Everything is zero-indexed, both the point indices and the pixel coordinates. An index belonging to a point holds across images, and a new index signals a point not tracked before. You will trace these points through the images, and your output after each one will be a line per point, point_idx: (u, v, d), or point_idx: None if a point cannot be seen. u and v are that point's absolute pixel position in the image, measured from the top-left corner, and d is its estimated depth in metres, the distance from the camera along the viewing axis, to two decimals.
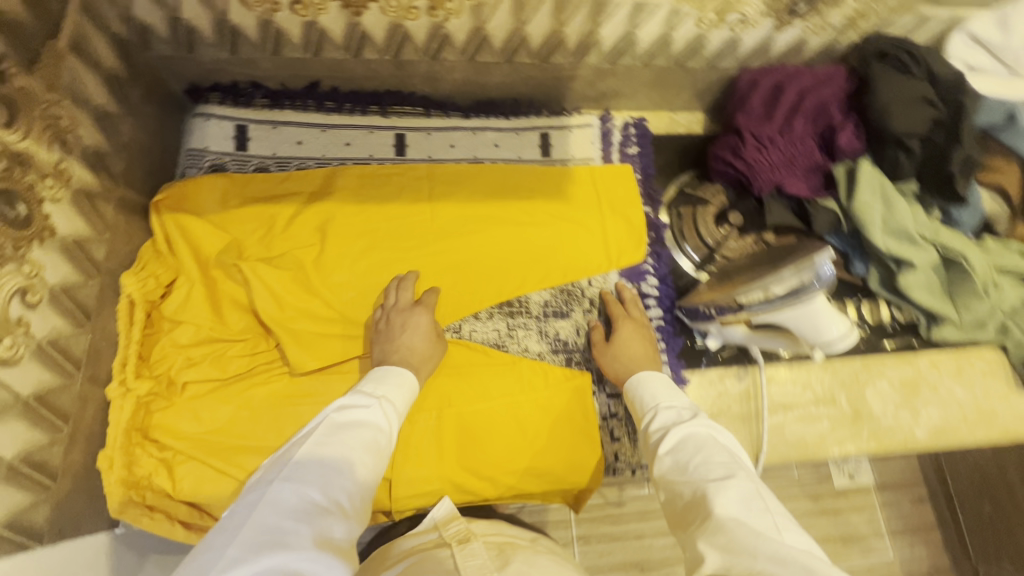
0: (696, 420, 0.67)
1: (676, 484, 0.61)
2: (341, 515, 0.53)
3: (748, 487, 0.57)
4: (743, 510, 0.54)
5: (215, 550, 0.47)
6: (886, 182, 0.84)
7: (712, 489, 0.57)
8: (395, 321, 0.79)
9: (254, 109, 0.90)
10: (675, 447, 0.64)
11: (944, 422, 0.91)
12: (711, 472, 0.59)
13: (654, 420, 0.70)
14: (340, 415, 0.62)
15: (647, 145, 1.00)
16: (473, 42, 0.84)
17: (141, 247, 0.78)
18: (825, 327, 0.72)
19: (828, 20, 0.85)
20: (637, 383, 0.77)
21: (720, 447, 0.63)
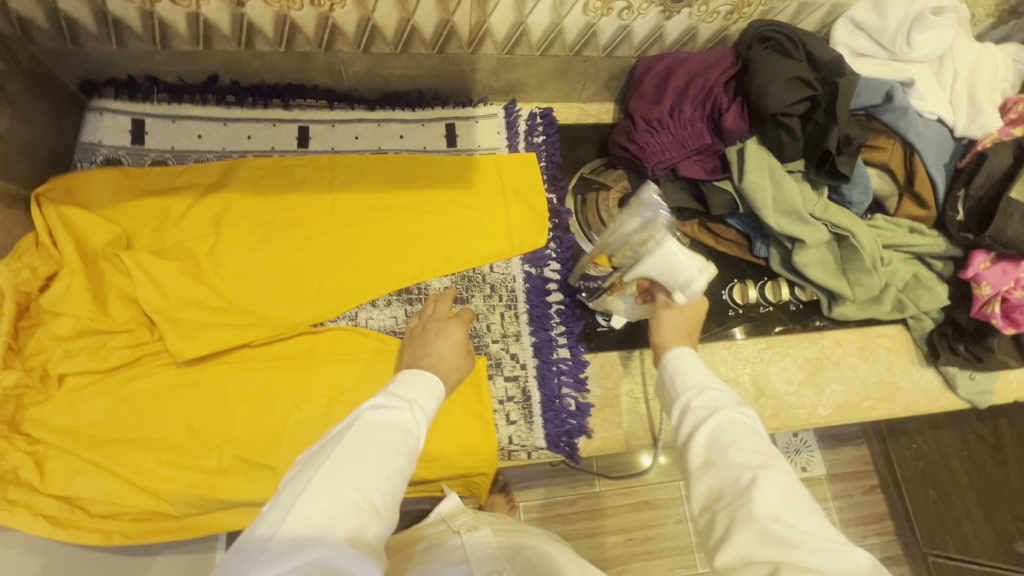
0: (737, 407, 0.56)
1: (714, 473, 0.51)
2: (376, 517, 0.49)
3: (790, 481, 0.49)
4: (787, 508, 0.47)
5: (257, 542, 0.44)
6: (773, 162, 0.86)
7: (757, 482, 0.48)
8: (430, 331, 0.80)
9: (151, 104, 0.90)
10: (716, 431, 0.54)
11: (847, 398, 0.92)
12: (754, 466, 0.50)
13: (693, 400, 0.57)
14: (374, 413, 0.57)
15: (554, 131, 1.02)
16: (365, 33, 0.85)
17: (22, 239, 0.77)
18: (670, 269, 0.68)
19: (711, 7, 0.87)
20: (673, 357, 0.63)
21: (758, 435, 0.53)
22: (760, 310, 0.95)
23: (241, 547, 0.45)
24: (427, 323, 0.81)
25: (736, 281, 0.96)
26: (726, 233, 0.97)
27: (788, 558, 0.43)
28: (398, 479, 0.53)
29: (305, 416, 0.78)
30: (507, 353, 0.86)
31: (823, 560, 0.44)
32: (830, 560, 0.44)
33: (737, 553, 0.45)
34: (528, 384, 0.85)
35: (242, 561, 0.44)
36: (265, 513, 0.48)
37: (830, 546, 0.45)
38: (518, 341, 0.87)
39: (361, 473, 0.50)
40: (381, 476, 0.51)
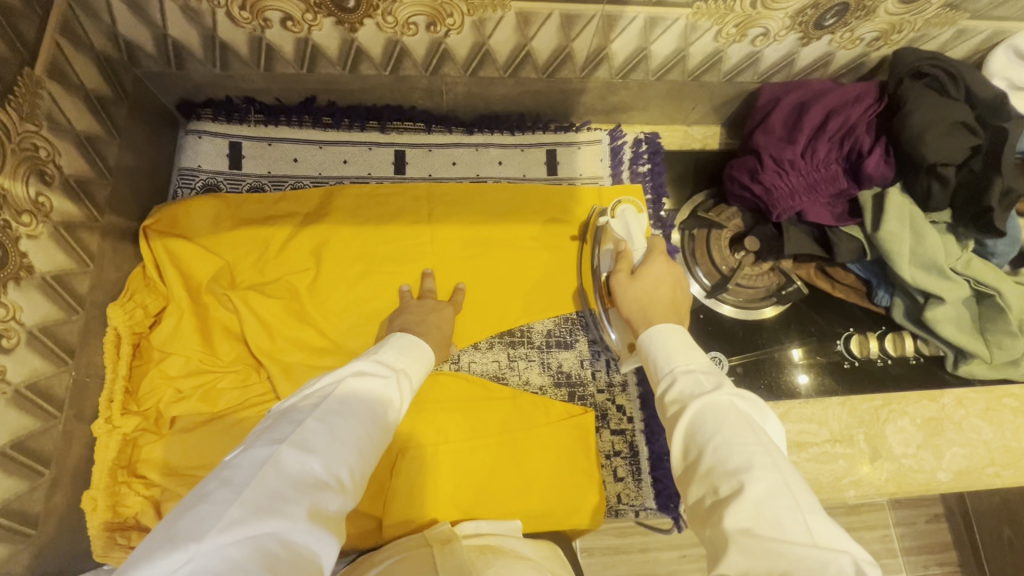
0: (716, 390, 0.51)
1: (693, 476, 0.48)
2: (342, 492, 0.44)
3: (772, 478, 0.43)
4: (767, 512, 0.41)
5: (209, 506, 0.38)
6: (915, 212, 0.79)
7: (732, 486, 0.44)
8: (422, 306, 0.78)
9: (247, 126, 0.87)
10: (695, 422, 0.49)
11: (970, 465, 0.86)
12: (727, 468, 0.45)
13: (670, 390, 0.55)
14: (358, 379, 0.52)
15: (659, 161, 0.96)
16: (476, 57, 0.79)
17: (130, 274, 0.75)
18: (624, 225, 0.81)
19: (858, 34, 0.79)
20: (649, 340, 0.62)
21: (743, 421, 0.48)
22: (877, 364, 0.91)
23: (190, 507, 0.38)
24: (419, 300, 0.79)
25: (853, 331, 0.92)
26: (843, 278, 0.91)
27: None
28: (369, 452, 0.49)
29: (413, 465, 0.76)
30: (614, 405, 0.86)
31: (812, 574, 0.37)
32: (814, 570, 0.37)
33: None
34: (635, 439, 0.85)
35: (191, 523, 0.37)
36: (218, 473, 0.41)
37: (812, 553, 0.38)
38: (624, 391, 0.86)
39: (335, 441, 0.46)
40: (354, 449, 0.47)
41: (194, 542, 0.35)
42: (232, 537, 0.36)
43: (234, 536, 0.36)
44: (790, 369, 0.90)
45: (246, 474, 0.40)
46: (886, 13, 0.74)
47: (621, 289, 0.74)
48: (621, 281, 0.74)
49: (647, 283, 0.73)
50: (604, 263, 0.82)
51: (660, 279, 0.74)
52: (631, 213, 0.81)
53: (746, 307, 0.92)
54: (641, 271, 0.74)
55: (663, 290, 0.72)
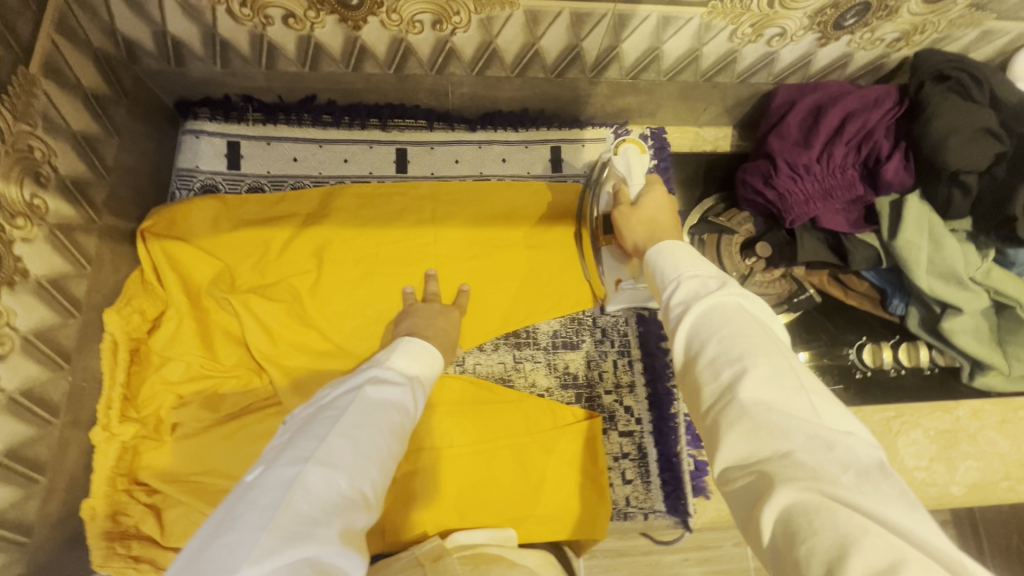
0: (723, 289, 0.45)
1: (694, 370, 0.43)
2: (368, 510, 0.43)
3: (780, 364, 0.40)
4: (774, 395, 0.38)
5: (240, 536, 0.36)
6: (934, 219, 0.76)
7: (736, 372, 0.40)
8: (428, 310, 0.76)
9: (247, 125, 0.85)
10: (699, 325, 0.44)
11: (984, 478, 0.86)
12: (732, 356, 0.41)
13: (673, 295, 0.48)
14: (374, 388, 0.51)
15: (665, 158, 0.94)
16: (483, 56, 0.77)
17: (129, 278, 0.74)
18: (625, 162, 0.73)
19: (878, 35, 0.76)
20: (654, 256, 0.54)
21: (752, 321, 0.43)
22: (890, 374, 0.88)
23: (219, 537, 0.37)
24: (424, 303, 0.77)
25: (866, 340, 0.89)
26: (857, 286, 0.88)
27: (782, 464, 0.36)
28: (389, 465, 0.47)
29: (417, 471, 0.75)
30: (622, 407, 0.85)
31: (819, 457, 0.35)
32: (821, 452, 0.35)
33: (724, 461, 0.38)
34: (643, 441, 0.84)
35: (223, 553, 0.36)
36: (243, 497, 0.40)
37: (819, 433, 0.36)
38: (632, 393, 0.85)
39: (358, 456, 0.44)
40: (376, 463, 0.45)
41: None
42: (266, 567, 0.34)
43: (268, 566, 0.35)
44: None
45: (272, 497, 0.39)
46: (908, 13, 0.72)
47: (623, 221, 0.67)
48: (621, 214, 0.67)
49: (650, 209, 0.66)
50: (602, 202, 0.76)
51: (663, 206, 0.67)
52: (634, 150, 0.73)
53: None
54: (642, 201, 0.67)
55: (665, 214, 0.66)
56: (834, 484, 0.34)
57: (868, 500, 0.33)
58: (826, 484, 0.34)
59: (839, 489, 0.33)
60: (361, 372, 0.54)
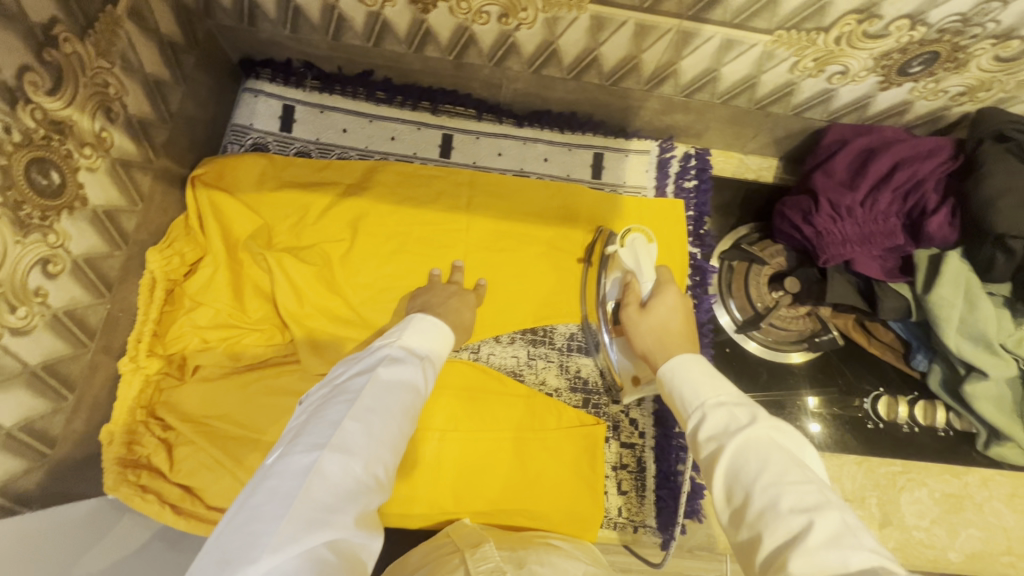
0: (749, 422, 0.48)
1: (743, 520, 0.44)
2: (380, 490, 0.45)
3: (824, 509, 0.40)
4: (827, 542, 0.38)
5: (261, 525, 0.38)
6: (973, 279, 0.75)
7: (788, 522, 0.40)
8: (445, 291, 0.77)
9: (303, 91, 0.88)
10: (733, 466, 0.46)
11: (983, 548, 0.84)
12: (774, 504, 0.42)
13: (701, 430, 0.51)
14: (386, 370, 0.52)
15: (707, 180, 0.94)
16: (542, 55, 0.78)
17: (174, 221, 0.77)
18: (633, 256, 0.75)
19: (943, 87, 0.75)
20: (671, 375, 0.58)
21: (783, 456, 0.44)
22: (903, 430, 0.87)
23: (240, 525, 0.38)
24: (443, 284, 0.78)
25: (883, 392, 0.88)
26: (882, 334, 0.88)
27: None
28: (400, 445, 0.49)
29: (417, 450, 0.76)
30: (627, 418, 0.86)
31: None
32: None
33: None
34: (644, 454, 0.85)
35: (244, 541, 0.37)
36: (261, 483, 0.41)
37: None
38: (639, 406, 0.86)
39: (371, 440, 0.45)
40: (387, 447, 0.47)
41: (248, 565, 0.36)
42: (289, 554, 0.37)
43: (289, 553, 0.37)
44: (803, 416, 0.87)
45: (289, 485, 0.40)
46: (978, 68, 0.71)
47: (632, 325, 0.70)
48: (632, 316, 0.70)
49: (661, 314, 0.68)
50: (611, 292, 0.79)
51: (674, 309, 0.69)
52: (642, 243, 0.75)
53: (774, 348, 0.89)
54: (652, 303, 0.70)
55: (677, 319, 0.68)
56: None
57: None
58: None
59: None
60: (374, 353, 0.55)
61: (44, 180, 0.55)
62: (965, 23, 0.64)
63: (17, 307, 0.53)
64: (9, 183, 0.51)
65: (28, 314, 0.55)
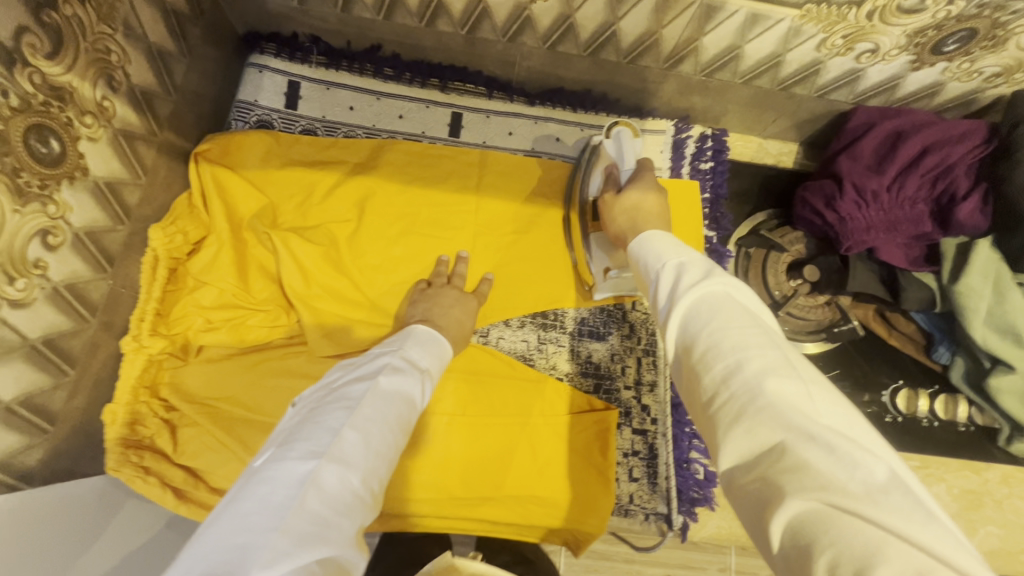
0: (708, 277, 0.43)
1: (687, 366, 0.40)
2: (371, 506, 0.43)
3: (769, 353, 0.36)
4: (770, 385, 0.34)
5: (252, 537, 0.35)
6: (1004, 270, 0.72)
7: (727, 365, 0.36)
8: (447, 295, 0.74)
9: (310, 67, 0.85)
10: (683, 316, 0.42)
11: (1003, 547, 0.82)
12: (721, 348, 0.37)
13: (659, 288, 0.47)
14: (387, 378, 0.50)
15: (723, 163, 0.91)
16: (558, 30, 0.75)
17: (177, 198, 0.75)
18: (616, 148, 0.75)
19: (977, 67, 0.71)
20: (638, 249, 0.55)
21: (738, 308, 0.40)
22: (923, 424, 0.85)
23: (228, 536, 0.35)
24: (446, 287, 0.76)
25: (903, 384, 0.86)
26: (903, 326, 0.86)
27: (782, 458, 0.31)
28: (393, 458, 0.47)
29: (425, 435, 0.75)
30: (639, 404, 0.84)
31: (819, 457, 0.30)
32: (823, 453, 0.30)
33: (728, 461, 0.34)
34: (656, 442, 0.83)
35: (231, 554, 0.34)
36: (251, 490, 0.38)
37: (824, 437, 0.31)
38: (652, 393, 0.84)
39: (369, 452, 0.44)
40: (382, 461, 0.45)
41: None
42: (283, 570, 0.34)
43: (281, 568, 0.34)
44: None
45: (284, 495, 0.38)
46: (1016, 47, 0.67)
47: (608, 210, 0.70)
48: (608, 201, 0.70)
49: (638, 194, 0.67)
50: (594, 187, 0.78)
51: (651, 195, 0.67)
52: (627, 136, 0.73)
53: (791, 338, 0.86)
54: (629, 188, 0.68)
55: (652, 201, 0.66)
56: (842, 492, 0.29)
57: (878, 510, 0.28)
58: (829, 486, 0.29)
59: (844, 493, 0.29)
60: (374, 360, 0.54)
61: (44, 148, 0.53)
62: None
63: (16, 280, 0.52)
64: (7, 151, 0.49)
65: (27, 286, 0.53)
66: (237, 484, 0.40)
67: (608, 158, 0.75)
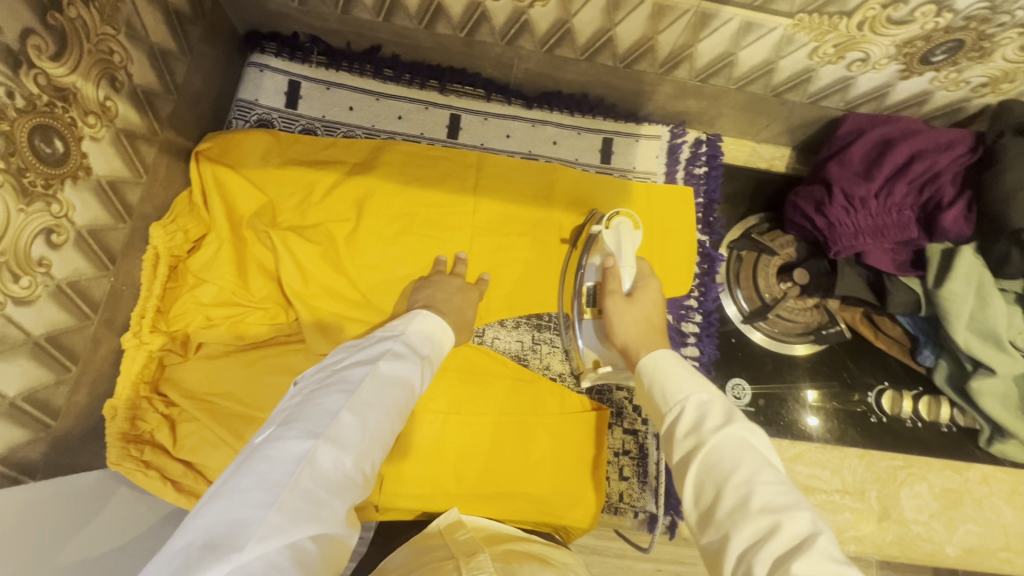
0: (729, 423, 0.48)
1: (713, 521, 0.44)
2: (363, 486, 0.46)
3: (794, 515, 0.40)
4: (799, 549, 0.38)
5: (248, 510, 0.37)
6: (986, 275, 0.73)
7: (758, 526, 0.40)
8: (451, 284, 0.77)
9: (310, 67, 0.86)
10: (709, 466, 0.46)
11: (981, 544, 0.85)
12: (749, 507, 0.42)
13: (678, 425, 0.51)
14: (387, 364, 0.52)
15: (717, 167, 0.93)
16: (555, 35, 0.76)
17: (178, 195, 0.76)
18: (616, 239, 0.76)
19: (965, 77, 0.73)
20: (650, 367, 0.58)
21: (758, 459, 0.45)
22: (907, 425, 0.87)
23: (225, 509, 0.37)
24: (448, 277, 0.78)
25: (888, 386, 0.88)
26: (889, 329, 0.87)
27: None
28: (389, 441, 0.50)
29: (421, 432, 0.77)
30: (630, 404, 0.86)
31: None
32: None
33: None
34: (647, 441, 0.85)
35: (229, 525, 0.36)
36: (249, 466, 0.40)
37: None
38: None
39: (365, 435, 0.46)
40: (377, 444, 0.47)
41: (233, 552, 0.35)
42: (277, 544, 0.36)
43: (275, 542, 0.36)
44: (802, 409, 0.87)
45: (281, 472, 0.40)
46: (1002, 58, 0.69)
47: (615, 310, 0.71)
48: (615, 303, 0.71)
49: (642, 306, 0.72)
50: (589, 276, 0.79)
51: (654, 302, 0.72)
52: (627, 228, 0.76)
53: (779, 339, 0.89)
54: (637, 294, 0.72)
55: (656, 312, 0.72)
56: None
57: None
58: None
59: None
60: (376, 345, 0.55)
61: (48, 148, 0.54)
62: (993, 11, 0.62)
63: (20, 277, 0.53)
64: (12, 151, 0.50)
65: (31, 284, 0.54)
66: (237, 458, 0.42)
67: (606, 248, 0.77)
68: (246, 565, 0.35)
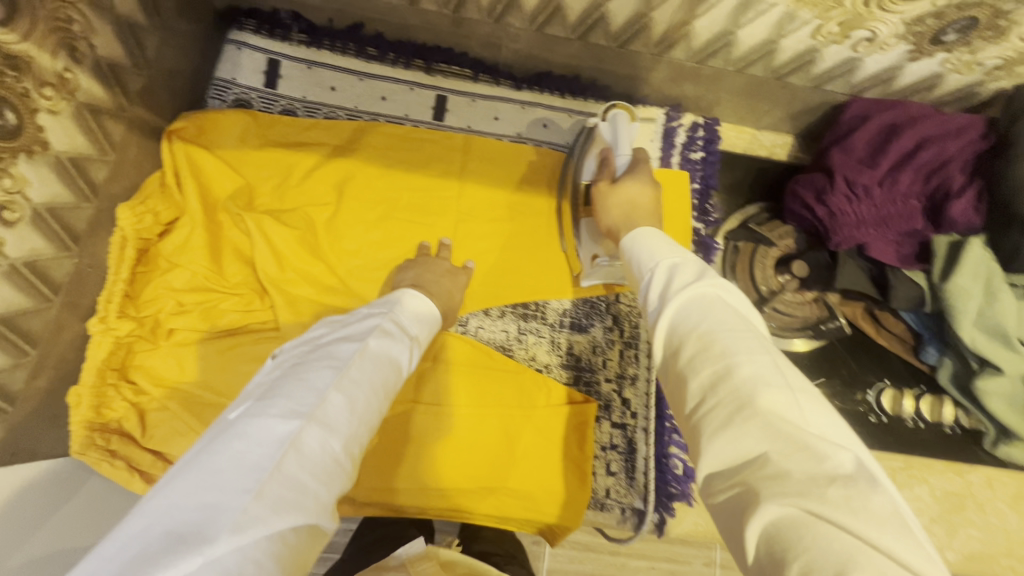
0: (700, 281, 0.44)
1: (673, 370, 0.40)
2: (350, 474, 0.41)
3: (758, 359, 0.36)
4: (754, 387, 0.34)
5: (222, 497, 0.33)
6: (995, 270, 0.70)
7: (715, 370, 0.36)
8: (437, 267, 0.73)
9: (290, 45, 0.83)
10: (675, 319, 0.42)
11: (983, 549, 0.81)
12: (710, 351, 0.38)
13: (649, 290, 0.48)
14: (376, 341, 0.49)
15: (715, 153, 0.89)
16: (545, 10, 0.72)
17: (149, 177, 0.73)
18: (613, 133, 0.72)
19: (978, 59, 0.69)
20: (631, 245, 0.56)
21: (728, 312, 0.40)
22: (907, 425, 0.84)
23: (197, 495, 0.33)
24: (436, 259, 0.75)
25: (889, 385, 0.84)
26: (891, 325, 0.84)
27: (763, 466, 0.31)
28: (375, 425, 0.46)
29: (401, 424, 0.74)
30: (619, 398, 0.83)
31: (803, 464, 0.31)
32: (809, 460, 0.31)
33: (709, 469, 0.34)
34: (635, 436, 0.82)
35: (201, 513, 0.32)
36: (224, 446, 0.36)
37: (806, 444, 0.31)
38: (633, 386, 0.83)
39: (352, 417, 0.42)
40: (364, 428, 0.43)
41: (205, 544, 0.31)
42: (254, 536, 0.32)
43: (251, 534, 0.32)
44: None
45: (261, 455, 0.36)
46: (1019, 38, 0.65)
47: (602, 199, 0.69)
48: (601, 191, 0.69)
49: (632, 191, 0.67)
50: (587, 171, 0.75)
51: (646, 191, 0.68)
52: (623, 120, 0.72)
53: (779, 335, 0.85)
54: (625, 182, 0.68)
55: (647, 196, 0.67)
56: (819, 497, 0.29)
57: (859, 522, 0.27)
58: (806, 497, 0.29)
59: (821, 501, 0.29)
60: (363, 321, 0.52)
61: None
62: None
63: None
64: None
65: None
66: (211, 437, 0.38)
67: (602, 142, 0.73)
68: (218, 559, 0.31)
